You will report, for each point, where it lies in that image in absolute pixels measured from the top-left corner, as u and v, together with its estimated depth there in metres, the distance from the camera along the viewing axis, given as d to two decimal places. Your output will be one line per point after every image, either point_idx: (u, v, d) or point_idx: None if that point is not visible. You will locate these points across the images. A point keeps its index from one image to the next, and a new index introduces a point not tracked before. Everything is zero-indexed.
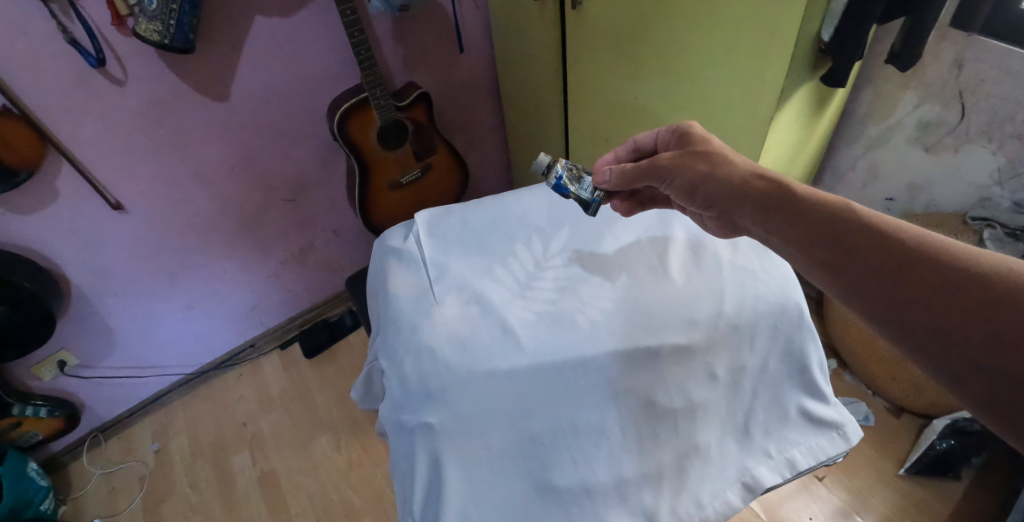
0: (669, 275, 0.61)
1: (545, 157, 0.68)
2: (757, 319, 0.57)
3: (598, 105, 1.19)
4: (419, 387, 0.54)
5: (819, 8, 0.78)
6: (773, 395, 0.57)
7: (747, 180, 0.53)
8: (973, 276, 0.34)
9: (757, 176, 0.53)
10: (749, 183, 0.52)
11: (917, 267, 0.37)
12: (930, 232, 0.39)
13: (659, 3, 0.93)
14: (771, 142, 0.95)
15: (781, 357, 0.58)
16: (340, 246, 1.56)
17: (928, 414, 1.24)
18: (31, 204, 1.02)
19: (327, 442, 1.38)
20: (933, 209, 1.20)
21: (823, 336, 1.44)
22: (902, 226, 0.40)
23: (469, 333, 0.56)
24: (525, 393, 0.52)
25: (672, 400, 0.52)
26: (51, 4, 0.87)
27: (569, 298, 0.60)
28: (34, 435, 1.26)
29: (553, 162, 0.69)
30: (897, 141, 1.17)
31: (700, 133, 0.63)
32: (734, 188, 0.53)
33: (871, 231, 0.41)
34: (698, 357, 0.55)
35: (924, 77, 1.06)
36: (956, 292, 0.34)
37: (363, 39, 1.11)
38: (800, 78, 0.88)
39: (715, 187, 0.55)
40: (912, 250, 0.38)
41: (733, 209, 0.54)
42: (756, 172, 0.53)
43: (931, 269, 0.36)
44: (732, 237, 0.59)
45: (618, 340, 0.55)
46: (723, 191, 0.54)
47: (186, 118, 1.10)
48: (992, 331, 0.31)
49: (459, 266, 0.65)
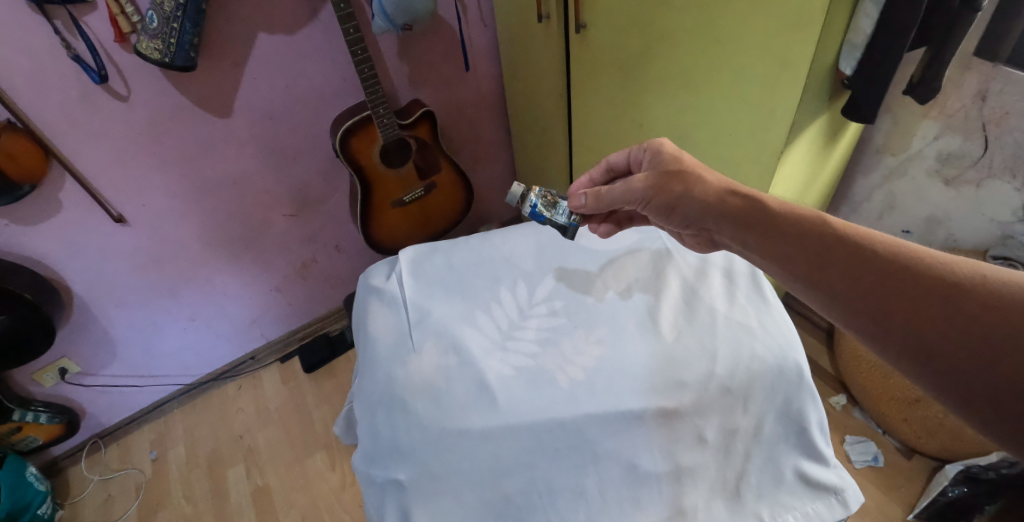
0: (658, 329, 0.59)
1: (518, 186, 0.68)
2: (751, 380, 0.54)
3: (605, 129, 1.17)
4: (390, 442, 0.52)
5: (832, 39, 0.75)
6: (768, 456, 0.52)
7: (722, 197, 0.53)
8: (950, 287, 0.36)
9: (731, 194, 0.53)
10: (725, 201, 0.53)
11: (911, 282, 0.38)
12: (908, 243, 0.41)
13: (666, 28, 0.90)
14: (781, 175, 0.91)
15: (778, 417, 0.54)
16: (342, 260, 1.55)
17: (941, 458, 1.18)
18: (34, 216, 1.02)
19: (321, 460, 1.37)
20: (953, 244, 1.15)
21: (834, 370, 1.39)
22: (888, 246, 0.41)
23: (444, 386, 0.55)
24: (499, 452, 0.49)
25: (655, 463, 0.49)
26: (55, 21, 0.88)
27: (551, 351, 0.58)
28: (34, 440, 1.27)
29: (527, 191, 0.69)
30: (915, 173, 1.12)
31: (673, 151, 0.61)
32: (710, 208, 0.54)
33: (851, 248, 0.42)
34: (685, 420, 0.52)
35: (945, 107, 1.01)
36: (936, 301, 0.36)
37: (365, 57, 1.09)
38: (813, 110, 0.84)
39: (693, 207, 0.55)
40: (895, 264, 0.39)
41: (711, 227, 0.55)
42: (729, 189, 0.53)
43: (911, 282, 0.38)
44: (712, 252, 0.61)
45: (599, 402, 0.52)
46: (700, 211, 0.55)
47: (189, 134, 1.11)
48: (972, 342, 0.33)
49: (439, 310, 0.63)
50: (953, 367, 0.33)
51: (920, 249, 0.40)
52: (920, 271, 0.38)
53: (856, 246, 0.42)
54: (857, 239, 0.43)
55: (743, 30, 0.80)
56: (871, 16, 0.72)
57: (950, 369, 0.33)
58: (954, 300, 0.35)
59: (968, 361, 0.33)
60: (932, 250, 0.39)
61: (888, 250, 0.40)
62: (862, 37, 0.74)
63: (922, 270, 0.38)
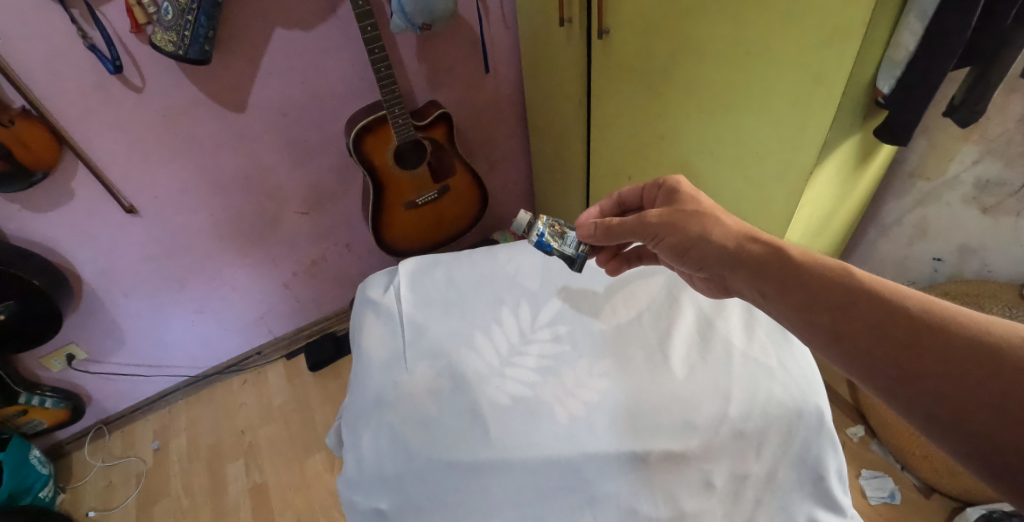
0: (668, 366, 0.56)
1: (525, 215, 0.65)
2: (769, 424, 0.50)
3: (626, 139, 1.13)
4: (374, 469, 0.50)
5: (871, 55, 0.70)
6: (778, 504, 0.49)
7: (742, 243, 0.49)
8: (983, 349, 0.32)
9: (750, 239, 0.49)
10: (742, 246, 0.49)
11: (938, 340, 0.34)
12: (943, 299, 0.36)
13: (693, 38, 0.87)
14: (807, 199, 0.87)
15: (794, 464, 0.50)
16: (352, 260, 1.54)
17: (963, 499, 1.11)
18: (47, 203, 1.02)
19: (321, 460, 1.35)
20: (986, 274, 1.10)
21: (852, 398, 1.33)
22: (924, 299, 0.37)
23: (435, 413, 0.53)
24: (490, 491, 0.47)
25: (657, 509, 0.47)
26: (71, 10, 0.87)
27: (552, 383, 0.55)
28: (39, 424, 1.28)
29: (535, 220, 0.66)
30: (950, 200, 1.06)
31: (690, 195, 0.59)
32: (727, 251, 0.50)
33: (876, 303, 0.38)
34: (692, 464, 0.49)
35: (987, 131, 0.95)
36: (967, 364, 0.32)
37: (382, 56, 1.06)
38: (846, 132, 0.79)
39: (706, 250, 0.52)
40: (924, 321, 0.35)
41: (724, 270, 0.50)
42: (748, 234, 0.50)
43: (943, 341, 0.34)
44: (723, 298, 0.56)
45: (598, 441, 0.49)
46: (715, 253, 0.51)
47: (202, 127, 1.10)
48: (1007, 416, 0.29)
49: (436, 330, 0.61)
50: (986, 438, 0.29)
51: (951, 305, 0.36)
52: (952, 328, 0.34)
53: (889, 298, 0.38)
54: (884, 292, 0.38)
55: (777, 44, 0.75)
56: (915, 32, 0.67)
57: (982, 439, 0.30)
58: (986, 364, 0.31)
59: (996, 426, 0.29)
60: (969, 308, 0.35)
61: (915, 305, 0.36)
62: (903, 54, 0.69)
63: (955, 328, 0.34)
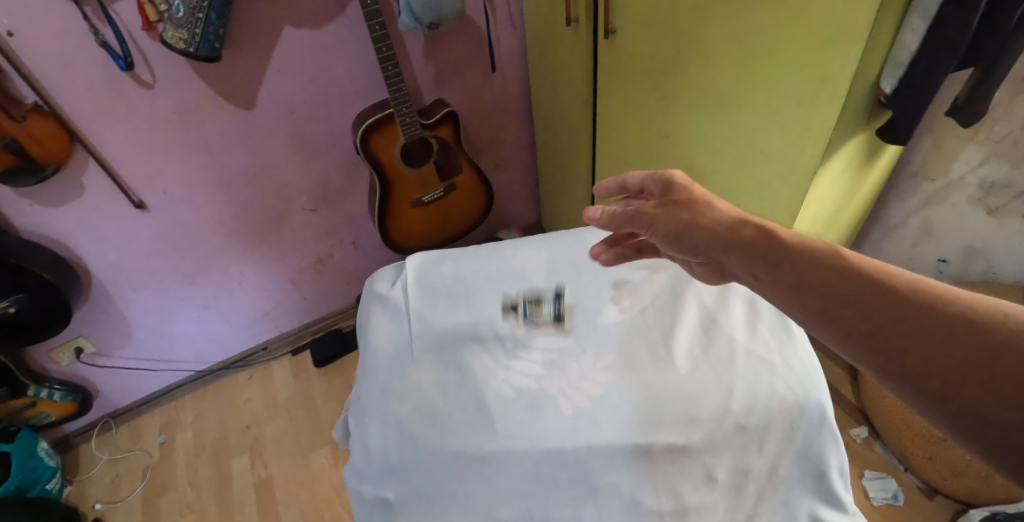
0: (671, 361, 0.56)
1: None
2: (771, 419, 0.51)
3: (631, 137, 1.13)
4: (380, 458, 0.51)
5: (877, 54, 0.71)
6: (779, 500, 0.49)
7: (734, 228, 0.49)
8: (971, 328, 0.32)
9: (743, 224, 0.49)
10: (735, 230, 0.49)
11: (928, 318, 0.34)
12: (935, 280, 0.36)
13: (699, 37, 0.87)
14: (812, 199, 0.88)
15: (796, 459, 0.50)
16: (357, 257, 1.55)
17: (966, 501, 1.11)
18: (59, 197, 1.04)
19: (325, 455, 1.36)
20: (991, 275, 1.10)
21: (856, 399, 1.33)
22: (916, 281, 0.37)
23: (441, 405, 0.53)
24: (495, 481, 0.48)
25: (659, 502, 0.48)
26: (84, 7, 0.88)
27: (556, 376, 0.56)
28: (47, 416, 1.29)
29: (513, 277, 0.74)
30: (955, 201, 1.06)
31: (683, 176, 0.58)
32: (721, 237, 0.50)
33: (867, 285, 0.38)
34: (694, 457, 0.49)
35: (993, 132, 0.94)
36: (957, 345, 0.32)
37: (390, 54, 1.07)
38: (851, 131, 0.79)
39: (700, 235, 0.52)
40: (915, 302, 0.35)
41: (719, 256, 0.51)
42: (740, 218, 0.50)
43: (931, 321, 0.34)
44: (719, 284, 0.56)
45: (601, 433, 0.50)
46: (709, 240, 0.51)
47: (211, 123, 1.11)
48: (993, 392, 0.29)
49: (441, 323, 0.61)
50: (975, 413, 0.30)
51: (943, 286, 0.36)
52: (942, 307, 0.34)
53: (882, 280, 0.38)
54: (876, 274, 0.38)
55: (782, 43, 0.75)
56: (917, 32, 0.67)
57: (971, 414, 0.30)
58: (974, 343, 0.31)
59: (989, 402, 0.29)
60: (959, 288, 0.35)
61: (905, 286, 0.37)
62: (906, 54, 0.69)
63: (944, 307, 0.34)
